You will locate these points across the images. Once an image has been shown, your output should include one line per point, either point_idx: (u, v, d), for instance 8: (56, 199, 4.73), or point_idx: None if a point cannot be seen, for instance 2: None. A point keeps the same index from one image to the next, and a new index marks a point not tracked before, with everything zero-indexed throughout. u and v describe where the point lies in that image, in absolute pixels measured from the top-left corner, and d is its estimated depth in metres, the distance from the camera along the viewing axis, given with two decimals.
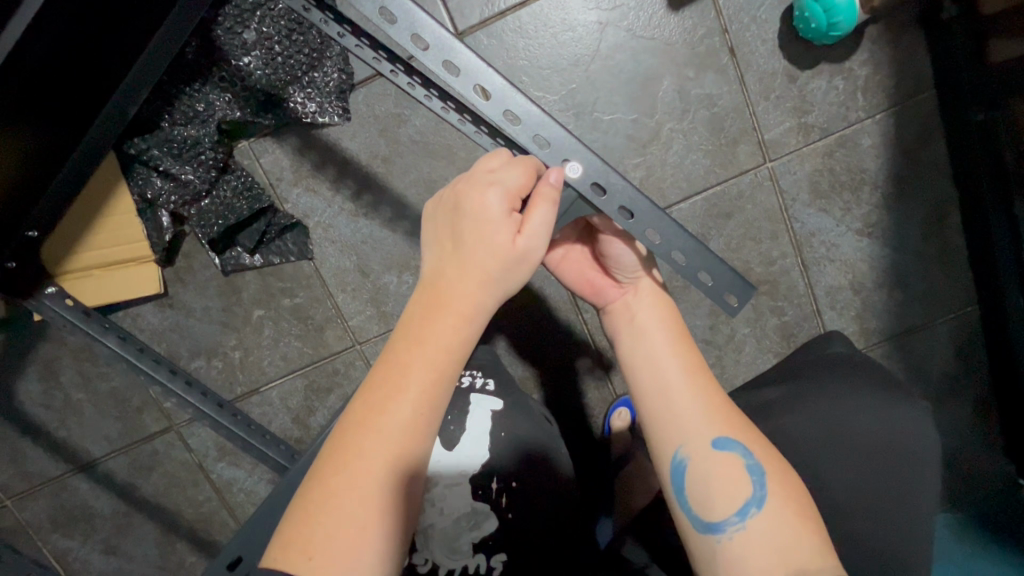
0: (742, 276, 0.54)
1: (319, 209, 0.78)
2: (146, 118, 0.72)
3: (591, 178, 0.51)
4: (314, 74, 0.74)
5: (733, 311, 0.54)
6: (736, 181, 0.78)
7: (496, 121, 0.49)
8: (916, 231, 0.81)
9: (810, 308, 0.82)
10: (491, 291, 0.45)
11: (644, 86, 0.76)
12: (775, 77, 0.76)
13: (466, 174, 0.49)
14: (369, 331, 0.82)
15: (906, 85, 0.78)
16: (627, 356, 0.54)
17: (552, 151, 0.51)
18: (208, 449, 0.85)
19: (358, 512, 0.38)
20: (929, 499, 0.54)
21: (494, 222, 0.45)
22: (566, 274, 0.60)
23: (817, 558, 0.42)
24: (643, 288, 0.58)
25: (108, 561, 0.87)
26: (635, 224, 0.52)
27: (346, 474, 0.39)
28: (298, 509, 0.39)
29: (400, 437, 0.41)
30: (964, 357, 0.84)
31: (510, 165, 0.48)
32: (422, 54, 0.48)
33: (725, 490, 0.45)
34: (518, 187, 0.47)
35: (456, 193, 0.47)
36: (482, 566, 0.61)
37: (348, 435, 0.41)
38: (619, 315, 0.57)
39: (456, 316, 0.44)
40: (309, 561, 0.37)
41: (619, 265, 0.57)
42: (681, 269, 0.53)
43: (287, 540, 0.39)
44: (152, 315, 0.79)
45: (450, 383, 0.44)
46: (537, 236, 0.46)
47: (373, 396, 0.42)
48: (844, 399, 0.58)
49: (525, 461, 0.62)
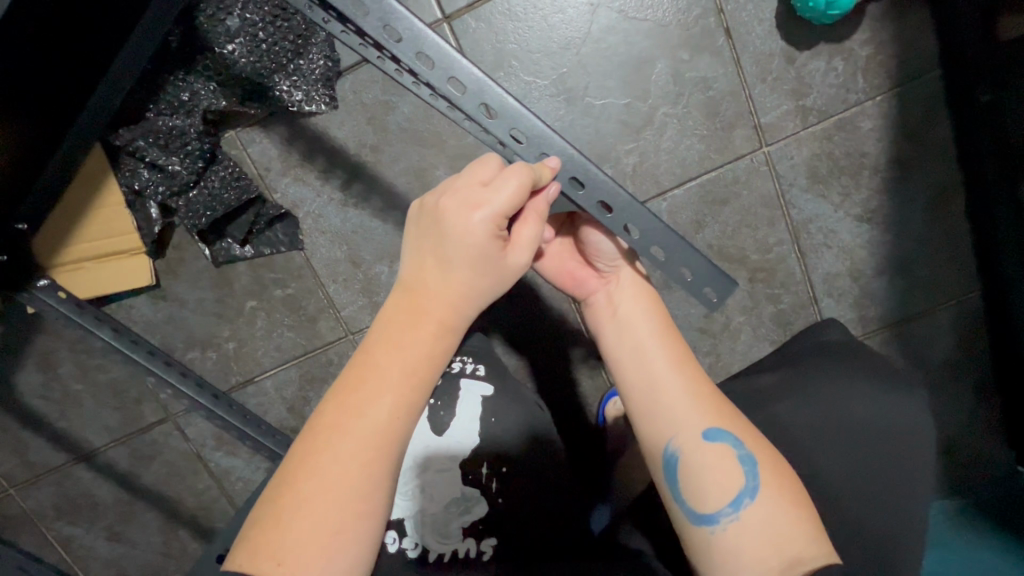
0: (723, 271, 0.54)
1: (309, 199, 0.78)
2: (132, 108, 0.71)
3: (569, 173, 0.50)
4: (299, 62, 0.72)
5: (714, 307, 0.54)
6: (732, 166, 0.77)
7: (473, 115, 0.48)
8: (917, 216, 0.79)
9: (807, 296, 0.81)
10: (471, 300, 0.45)
11: (637, 70, 0.74)
12: (772, 58, 0.74)
13: (455, 185, 0.46)
14: (362, 321, 0.82)
15: (909, 65, 0.75)
16: (610, 348, 0.53)
17: (529, 145, 0.50)
18: (205, 438, 0.86)
19: (333, 518, 0.39)
20: (928, 487, 0.53)
21: (481, 244, 0.44)
22: (546, 265, 0.58)
23: (812, 547, 0.42)
24: (624, 278, 0.56)
25: (113, 547, 0.89)
26: (614, 220, 0.51)
27: (320, 479, 0.39)
28: (269, 514, 0.39)
29: (376, 441, 0.41)
30: (965, 344, 0.83)
31: (507, 177, 0.44)
32: (395, 45, 0.47)
33: (717, 482, 0.45)
34: (507, 210, 0.44)
35: (440, 204, 0.45)
36: (472, 552, 0.60)
37: (321, 438, 0.41)
38: (602, 309, 0.56)
39: (435, 319, 0.44)
40: (278, 568, 0.38)
41: (597, 254, 0.56)
42: (659, 264, 0.53)
43: (257, 545, 0.39)
44: (146, 307, 0.80)
45: (429, 386, 0.44)
46: (519, 248, 0.46)
47: (348, 397, 0.42)
48: (839, 387, 0.57)
49: (520, 448, 0.62)
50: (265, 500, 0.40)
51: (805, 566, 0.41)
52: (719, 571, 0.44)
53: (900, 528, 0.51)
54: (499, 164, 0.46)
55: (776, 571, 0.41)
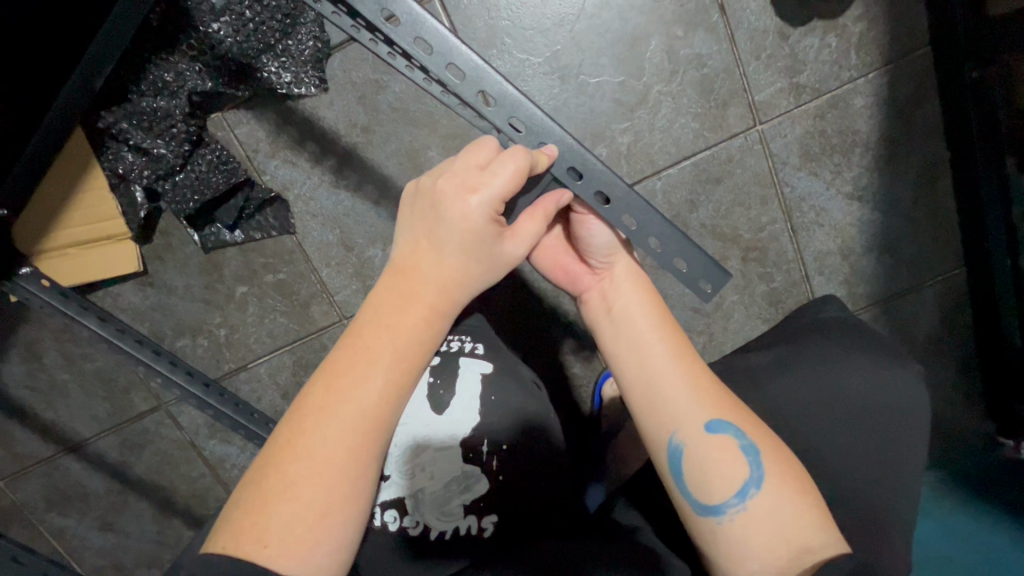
0: (717, 262, 0.52)
1: (298, 182, 0.76)
2: (113, 89, 0.69)
3: (567, 162, 0.49)
4: (288, 42, 0.71)
5: (707, 298, 0.53)
6: (725, 145, 0.77)
7: (472, 101, 0.47)
8: (907, 194, 0.80)
9: (798, 274, 0.82)
10: (462, 286, 0.45)
11: (632, 46, 0.73)
12: (766, 35, 0.74)
13: (451, 167, 0.45)
14: (355, 305, 0.81)
15: (901, 42, 0.75)
16: (611, 343, 0.53)
17: (528, 134, 0.49)
18: (198, 426, 0.85)
19: (318, 500, 0.38)
20: (919, 451, 0.55)
21: (477, 228, 0.44)
22: (538, 261, 0.58)
23: (818, 533, 0.44)
24: (619, 271, 0.56)
25: (105, 538, 0.88)
26: (611, 210, 0.50)
27: (309, 461, 0.39)
28: (254, 494, 0.39)
29: (364, 426, 0.41)
30: (950, 319, 0.85)
31: (504, 161, 0.43)
32: (393, 30, 0.46)
33: (722, 472, 0.46)
34: (504, 195, 0.43)
35: (437, 185, 0.44)
36: (473, 529, 0.60)
37: (308, 421, 0.40)
38: (597, 304, 0.55)
39: (424, 308, 0.44)
40: (264, 550, 0.37)
41: (591, 249, 0.55)
42: (654, 255, 0.51)
43: (241, 528, 0.38)
44: (133, 294, 0.77)
45: (418, 372, 0.44)
46: (519, 239, 0.47)
47: (337, 379, 0.41)
48: (831, 363, 0.59)
49: (517, 428, 0.62)
50: (250, 480, 0.40)
51: (814, 554, 0.43)
52: (727, 561, 0.45)
53: (885, 494, 0.52)
54: (496, 147, 0.46)
55: (785, 559, 0.43)
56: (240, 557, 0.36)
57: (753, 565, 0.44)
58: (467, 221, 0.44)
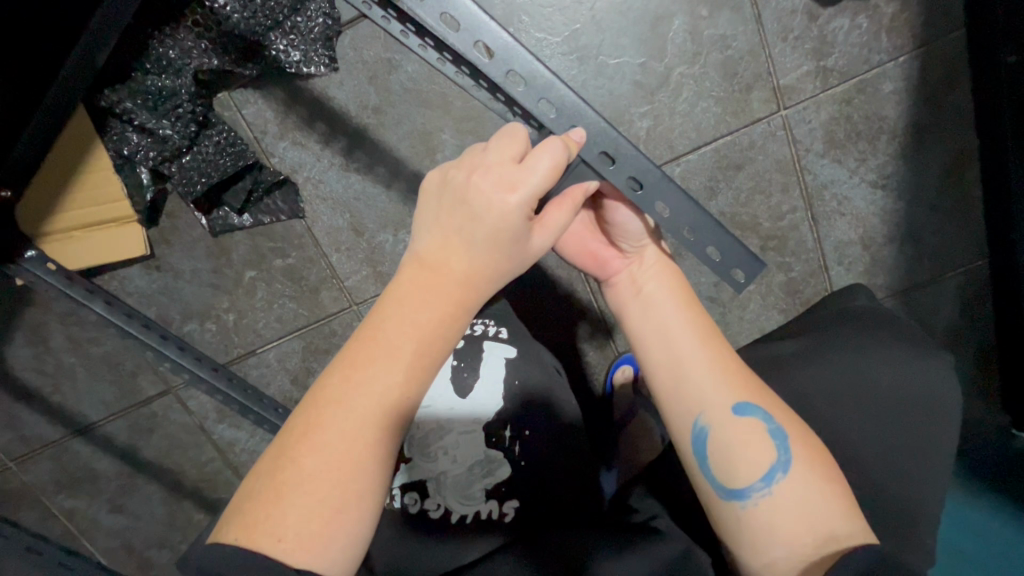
0: (753, 251, 0.51)
1: (307, 164, 0.74)
2: (117, 66, 0.66)
3: (599, 146, 0.47)
4: (297, 19, 0.68)
5: (740, 287, 0.51)
6: (747, 130, 0.74)
7: (499, 82, 0.45)
8: (932, 183, 0.78)
9: (817, 264, 0.80)
10: (488, 273, 0.43)
11: (654, 26, 0.70)
12: (794, 16, 0.71)
13: (484, 161, 0.43)
14: (366, 291, 0.80)
15: (933, 24, 0.73)
16: (636, 328, 0.52)
17: (559, 116, 0.47)
18: (207, 411, 0.84)
19: (333, 492, 0.38)
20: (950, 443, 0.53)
21: (510, 225, 0.42)
22: (564, 247, 0.57)
23: (846, 524, 0.42)
24: (649, 258, 0.55)
25: (115, 520, 0.88)
26: (643, 197, 0.49)
27: (324, 454, 0.38)
28: (266, 488, 0.38)
29: (381, 419, 0.39)
30: (970, 310, 0.83)
31: (540, 154, 0.42)
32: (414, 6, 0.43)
33: (749, 459, 0.45)
34: (540, 190, 0.42)
35: (468, 178, 0.42)
36: (495, 513, 0.59)
37: (326, 411, 0.39)
38: (625, 290, 0.54)
39: (449, 296, 0.42)
40: (278, 543, 0.36)
41: (623, 234, 0.54)
42: (687, 244, 0.50)
43: (255, 521, 0.37)
44: (140, 278, 0.76)
45: (438, 364, 0.42)
46: (545, 230, 0.44)
47: (354, 371, 0.40)
48: (864, 353, 0.57)
49: (536, 407, 0.63)
50: (262, 472, 0.39)
51: (840, 546, 0.41)
52: (750, 548, 0.44)
53: (907, 483, 0.51)
54: (528, 137, 0.44)
55: (811, 548, 0.42)
56: (254, 549, 0.36)
57: (777, 553, 0.43)
58: (499, 216, 0.41)
